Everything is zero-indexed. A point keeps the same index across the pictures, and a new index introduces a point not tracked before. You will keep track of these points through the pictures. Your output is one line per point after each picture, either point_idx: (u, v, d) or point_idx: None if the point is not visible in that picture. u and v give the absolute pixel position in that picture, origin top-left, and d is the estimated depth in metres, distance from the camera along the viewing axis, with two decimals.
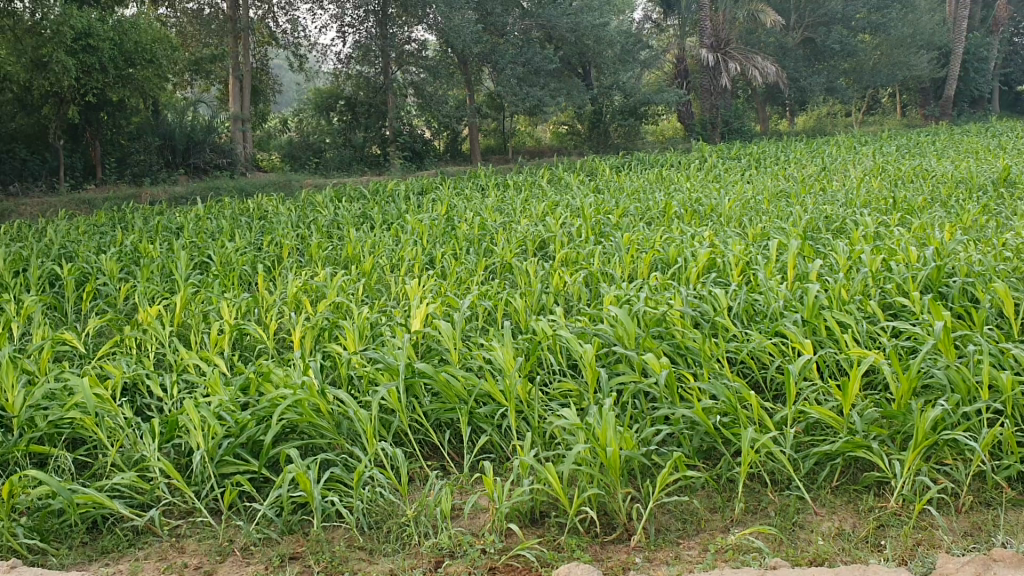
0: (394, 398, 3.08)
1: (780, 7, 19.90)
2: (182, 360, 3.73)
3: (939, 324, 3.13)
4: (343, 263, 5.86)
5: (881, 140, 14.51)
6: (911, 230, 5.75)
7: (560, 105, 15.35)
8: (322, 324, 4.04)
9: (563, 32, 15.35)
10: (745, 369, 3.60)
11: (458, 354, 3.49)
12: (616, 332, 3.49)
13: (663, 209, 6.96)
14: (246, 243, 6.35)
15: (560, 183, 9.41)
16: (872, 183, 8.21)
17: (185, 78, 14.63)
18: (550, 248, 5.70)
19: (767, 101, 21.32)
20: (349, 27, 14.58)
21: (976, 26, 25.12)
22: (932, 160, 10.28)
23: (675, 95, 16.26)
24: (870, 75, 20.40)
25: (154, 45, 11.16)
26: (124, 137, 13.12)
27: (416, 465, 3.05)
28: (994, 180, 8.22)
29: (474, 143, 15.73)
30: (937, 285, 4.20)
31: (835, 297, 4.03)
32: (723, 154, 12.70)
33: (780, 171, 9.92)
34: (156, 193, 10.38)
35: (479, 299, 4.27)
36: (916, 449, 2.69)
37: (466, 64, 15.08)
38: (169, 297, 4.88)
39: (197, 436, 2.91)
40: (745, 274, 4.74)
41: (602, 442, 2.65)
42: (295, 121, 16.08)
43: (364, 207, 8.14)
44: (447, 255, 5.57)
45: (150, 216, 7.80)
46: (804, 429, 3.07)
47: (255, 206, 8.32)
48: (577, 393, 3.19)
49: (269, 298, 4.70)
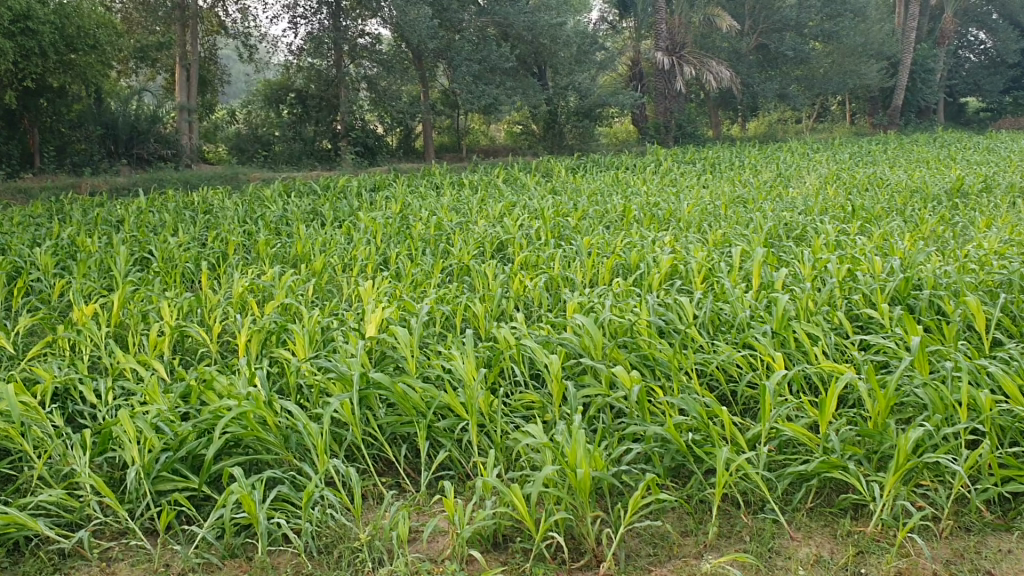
0: (348, 411, 2.89)
1: (735, 12, 19.96)
2: (118, 365, 3.49)
3: (916, 339, 3.04)
4: (292, 261, 5.64)
5: (834, 147, 14.59)
6: (871, 239, 5.69)
7: (516, 104, 15.22)
8: (270, 327, 3.82)
9: (519, 31, 15.08)
10: (713, 382, 3.48)
11: (416, 363, 3.31)
12: (580, 341, 3.34)
13: (622, 213, 6.85)
14: (190, 239, 6.09)
15: (516, 183, 9.28)
16: (829, 191, 8.20)
17: (129, 65, 14.20)
18: (508, 251, 5.54)
19: (720, 106, 21.41)
20: (302, 17, 14.29)
21: (923, 38, 25.50)
22: (885, 169, 10.33)
23: (630, 98, 16.36)
24: (822, 82, 20.58)
25: (98, 30, 10.89)
26: (64, 124, 12.70)
27: (369, 482, 2.86)
28: (947, 191, 8.26)
29: (427, 140, 15.51)
30: (905, 297, 4.11)
31: (802, 308, 3.93)
32: (678, 157, 12.69)
33: (735, 176, 9.90)
34: (96, 183, 10.02)
35: (437, 303, 4.08)
36: (897, 472, 2.57)
37: (420, 59, 14.76)
38: (107, 295, 4.61)
39: (132, 450, 2.69)
40: (707, 281, 4.62)
41: (572, 463, 2.49)
42: (244, 113, 15.71)
43: (315, 203, 7.90)
44: (402, 256, 5.38)
45: (89, 208, 7.47)
46: (776, 447, 2.95)
47: (201, 199, 8.02)
48: (541, 407, 3.03)
49: (213, 297, 4.46)
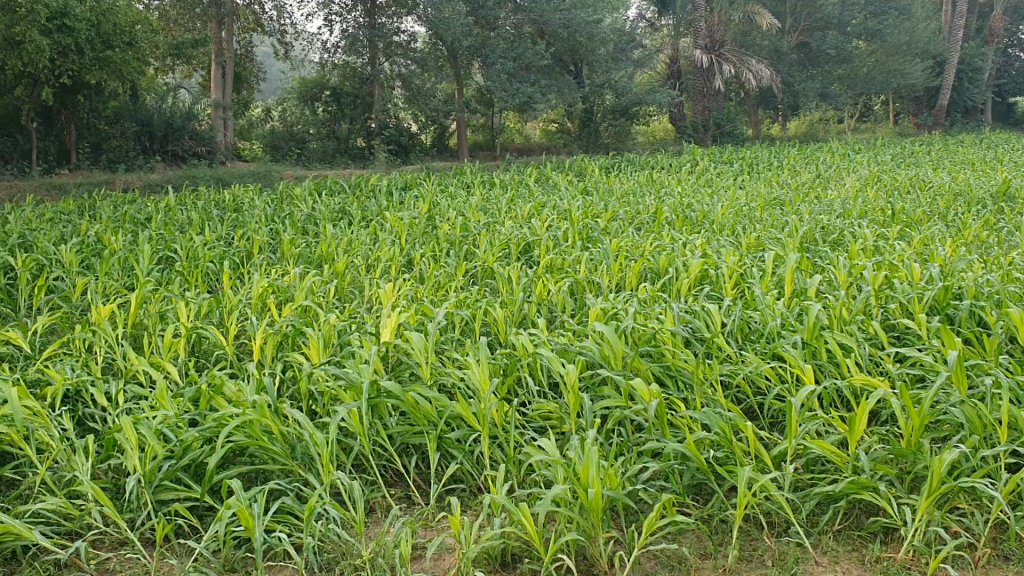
0: (356, 421, 2.80)
1: (775, 9, 19.66)
2: (130, 367, 3.43)
3: (954, 354, 2.88)
4: (316, 262, 5.57)
5: (877, 148, 14.25)
6: (910, 244, 5.50)
7: (550, 103, 15.04)
8: (286, 330, 3.74)
9: (555, 28, 14.90)
10: (740, 394, 3.34)
11: (430, 370, 3.22)
12: (600, 350, 3.23)
13: (653, 214, 6.69)
14: (215, 238, 6.04)
15: (548, 183, 9.14)
16: (868, 194, 7.98)
17: (165, 62, 14.27)
18: (535, 253, 5.43)
19: (760, 105, 21.07)
20: (337, 14, 14.30)
21: (971, 35, 24.97)
22: (928, 171, 10.05)
23: (668, 97, 16.15)
24: (864, 82, 20.20)
25: (133, 29, 10.95)
26: (103, 122, 12.77)
27: (377, 495, 2.77)
28: (992, 194, 8.00)
29: (462, 138, 15.46)
30: (944, 307, 3.94)
31: (835, 317, 3.78)
32: (714, 157, 12.47)
33: (773, 177, 9.69)
34: (130, 180, 10.08)
35: (457, 308, 3.98)
36: (931, 496, 2.42)
37: (455, 58, 14.67)
38: (125, 295, 4.56)
39: (133, 458, 2.62)
40: (738, 287, 4.47)
41: (583, 481, 2.36)
42: (279, 110, 15.70)
43: (343, 202, 7.84)
44: (426, 257, 5.29)
45: (118, 205, 7.47)
46: (803, 465, 2.82)
47: (230, 197, 8.00)
48: (557, 419, 2.92)
49: (233, 297, 4.39)
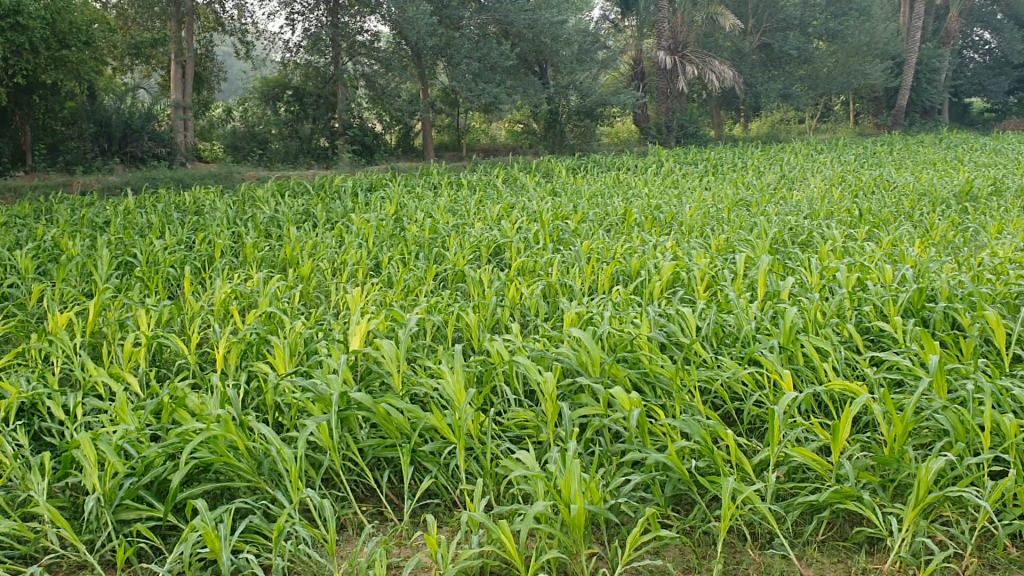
0: (325, 434, 2.70)
1: (737, 10, 19.73)
2: (88, 379, 3.30)
3: (936, 359, 2.85)
4: (280, 266, 5.45)
5: (839, 148, 14.35)
6: (880, 245, 5.50)
7: (516, 103, 14.98)
8: (250, 338, 3.62)
9: (519, 29, 14.81)
10: (717, 401, 3.29)
11: (402, 379, 3.13)
12: (576, 356, 3.16)
13: (622, 216, 6.65)
14: (176, 242, 5.89)
15: (515, 184, 9.08)
16: (834, 194, 8.00)
17: (124, 62, 14.01)
18: (505, 255, 5.35)
19: (722, 106, 21.19)
20: (299, 14, 14.13)
21: (928, 37, 25.30)
22: (891, 170, 10.12)
23: (632, 97, 16.17)
24: (825, 82, 20.38)
25: (90, 27, 10.70)
26: (59, 122, 12.51)
27: (348, 511, 2.68)
28: (956, 194, 8.06)
29: (426, 139, 15.32)
30: (919, 310, 3.91)
31: (810, 320, 3.73)
32: (680, 158, 12.49)
33: (738, 177, 9.71)
34: (88, 182, 9.86)
35: (427, 314, 3.89)
36: (918, 506, 2.37)
37: (420, 57, 14.52)
38: (83, 302, 4.41)
39: (92, 476, 2.50)
40: (711, 289, 4.42)
41: (565, 497, 2.29)
42: (240, 110, 15.43)
43: (308, 203, 7.72)
44: (395, 261, 5.19)
45: (77, 208, 7.29)
46: (784, 474, 2.77)
47: (191, 198, 7.84)
48: (533, 429, 2.84)
49: (195, 304, 4.27)
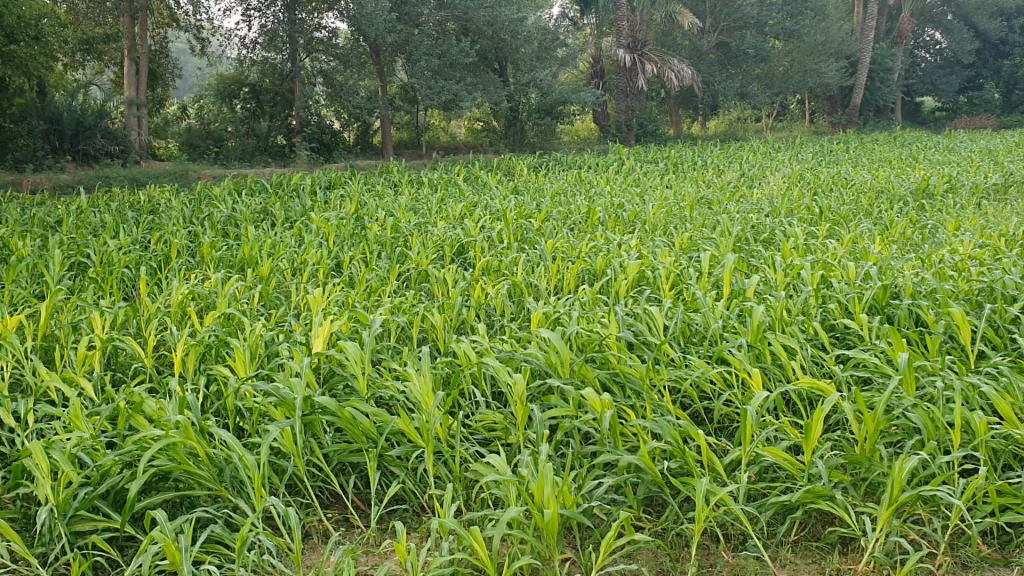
0: (289, 439, 2.62)
1: (696, 9, 19.82)
2: (40, 385, 3.18)
3: (905, 356, 2.85)
4: (238, 265, 5.33)
5: (796, 146, 14.48)
6: (841, 242, 5.52)
7: (476, 101, 14.93)
8: (209, 340, 3.53)
9: (479, 26, 14.72)
10: (686, 401, 3.26)
11: (367, 382, 3.06)
12: (544, 357, 3.12)
13: (585, 214, 6.62)
14: (130, 242, 5.74)
15: (476, 182, 9.03)
16: (794, 192, 8.05)
17: (75, 58, 13.69)
18: (469, 254, 5.29)
19: (681, 104, 21.29)
20: (256, 10, 13.97)
21: (881, 37, 25.66)
22: (849, 168, 10.22)
23: (591, 95, 16.19)
24: (782, 82, 20.59)
25: (39, 21, 10.39)
26: (8, 120, 12.17)
27: (313, 518, 2.61)
28: (912, 191, 8.16)
29: (386, 137, 15.18)
30: (883, 307, 3.92)
31: (777, 318, 3.72)
32: (640, 156, 12.51)
33: (699, 176, 9.73)
34: (38, 180, 9.61)
35: (391, 314, 3.81)
36: (891, 506, 2.36)
37: (378, 54, 14.39)
38: (34, 304, 4.26)
39: (45, 487, 2.40)
40: (677, 288, 4.40)
41: (538, 502, 2.24)
42: (195, 108, 15.09)
43: (266, 202, 7.59)
44: (356, 260, 5.10)
45: (27, 207, 7.07)
46: (757, 473, 2.74)
47: (146, 198, 7.66)
48: (502, 431, 2.79)
49: (151, 306, 4.15)
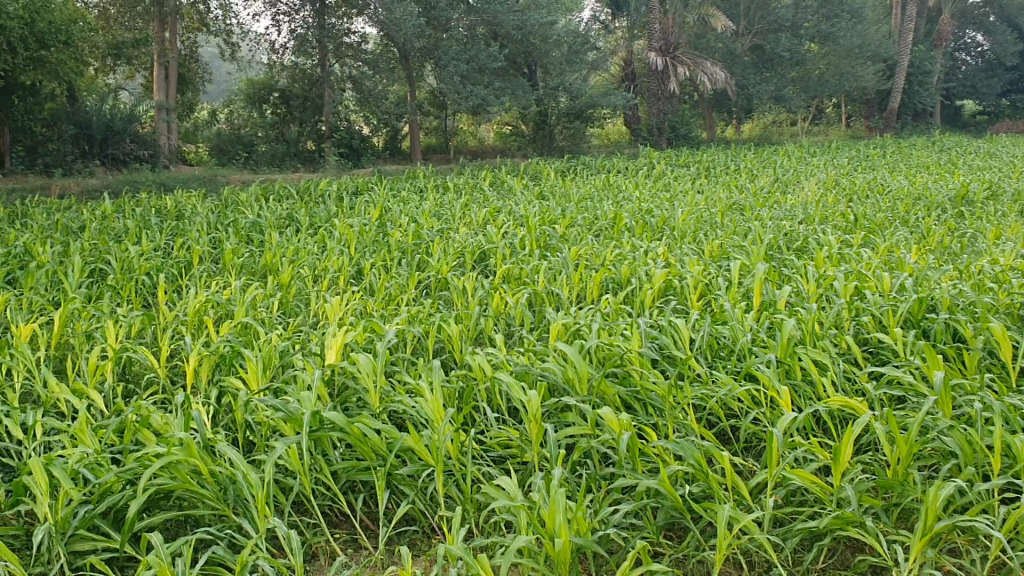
0: (295, 457, 2.54)
1: (729, 11, 19.58)
2: (49, 395, 3.12)
3: (940, 375, 2.71)
4: (260, 272, 5.27)
5: (833, 151, 14.22)
6: (876, 251, 5.36)
7: (505, 105, 14.79)
8: (223, 350, 3.45)
9: (508, 30, 14.64)
10: (711, 418, 3.14)
11: (379, 396, 2.97)
12: (562, 372, 3.02)
13: (612, 221, 6.50)
14: (153, 248, 5.71)
15: (503, 187, 8.95)
16: (828, 198, 7.87)
17: (107, 63, 13.81)
18: (491, 261, 5.20)
19: (714, 108, 21.06)
20: (285, 15, 13.98)
21: (920, 39, 25.24)
22: (885, 174, 10.00)
23: (623, 99, 16.00)
24: (817, 84, 20.31)
25: (70, 26, 10.47)
26: (39, 124, 12.32)
27: (319, 538, 2.52)
28: (952, 198, 7.92)
29: (414, 141, 15.13)
30: (919, 321, 3.77)
31: (808, 331, 3.57)
32: (671, 160, 12.36)
33: (731, 181, 9.57)
34: (67, 184, 9.68)
35: (409, 325, 3.72)
36: (926, 535, 2.21)
37: (407, 59, 14.39)
38: (51, 312, 4.22)
39: (43, 505, 2.33)
40: (704, 299, 4.27)
41: (550, 529, 2.13)
42: (225, 114, 15.29)
43: (291, 207, 7.58)
44: (377, 268, 5.03)
45: (53, 212, 7.09)
46: (783, 496, 2.62)
47: (172, 203, 7.64)
48: (517, 449, 2.69)
49: (168, 314, 4.09)
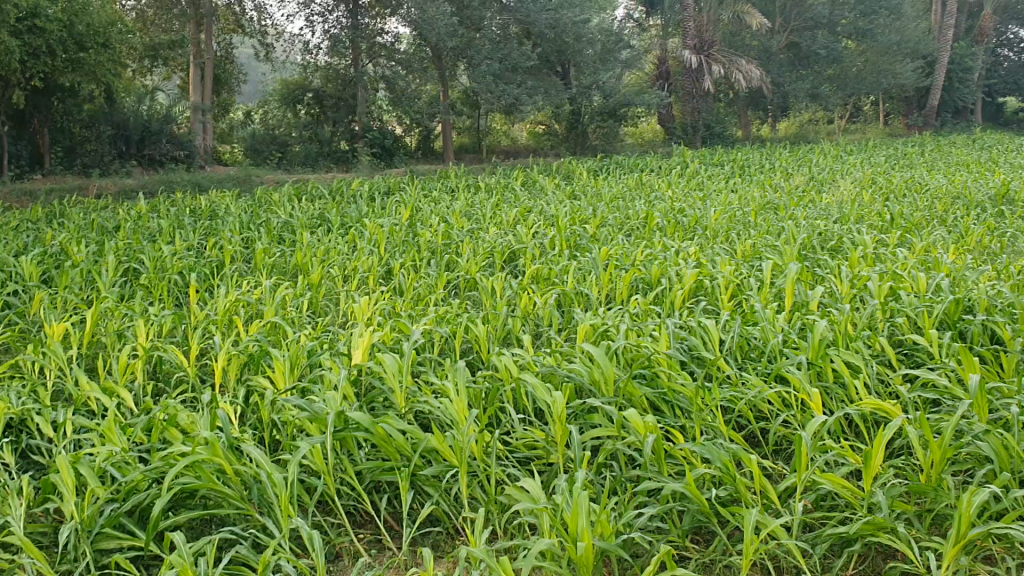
0: (319, 457, 2.54)
1: (765, 9, 19.41)
2: (79, 394, 3.15)
3: (976, 378, 2.64)
4: (291, 272, 5.30)
5: (870, 149, 14.02)
6: (913, 251, 5.26)
7: (538, 104, 14.73)
8: (251, 349, 3.47)
9: (541, 29, 14.62)
10: (740, 420, 3.10)
11: (405, 397, 2.96)
12: (589, 374, 2.99)
13: (644, 220, 6.45)
14: (186, 247, 5.76)
15: (535, 186, 8.92)
16: (864, 197, 7.76)
17: (144, 64, 13.98)
18: (520, 261, 5.18)
19: (749, 106, 20.88)
20: (319, 15, 14.08)
21: (961, 35, 24.85)
22: (923, 173, 9.85)
23: (657, 98, 15.90)
24: (855, 82, 20.07)
25: (108, 28, 10.62)
26: (77, 125, 12.52)
27: (344, 539, 2.51)
28: (991, 197, 7.76)
29: (447, 141, 15.14)
30: (955, 322, 3.69)
31: (841, 332, 3.51)
32: (705, 159, 12.26)
33: (765, 180, 9.47)
34: (104, 185, 9.80)
35: (436, 325, 3.71)
36: (959, 542, 2.16)
37: (440, 58, 14.41)
38: (84, 311, 4.26)
39: (70, 503, 2.36)
40: (736, 299, 4.22)
41: (573, 533, 2.10)
42: (260, 114, 15.55)
43: (323, 207, 7.62)
44: (406, 268, 5.04)
45: (90, 212, 7.19)
46: (814, 501, 2.57)
47: (205, 203, 7.71)
48: (543, 451, 2.67)
49: (199, 313, 4.12)
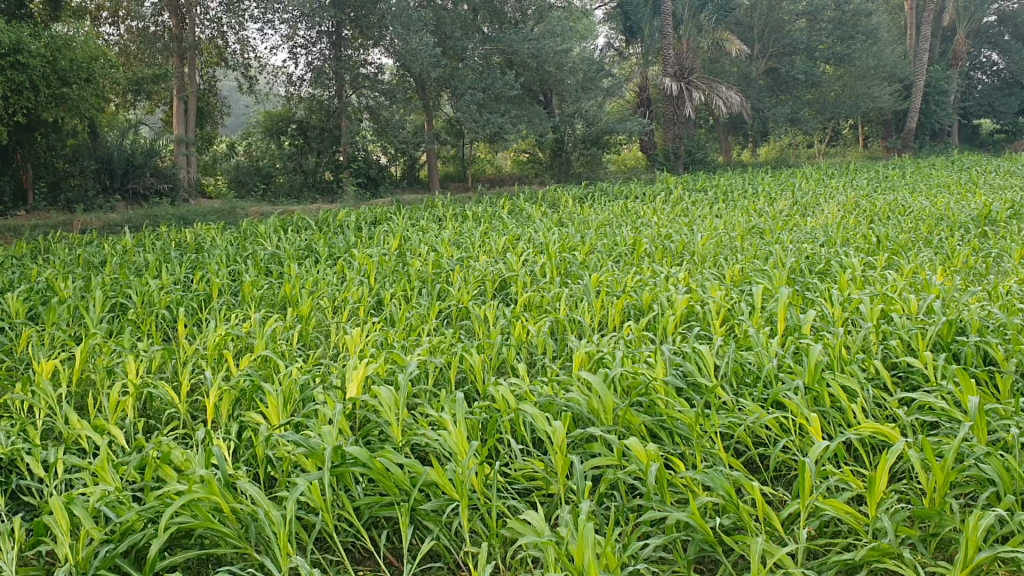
0: (317, 493, 2.49)
1: (743, 36, 19.63)
2: (70, 432, 3.10)
3: (975, 400, 2.64)
4: (279, 304, 5.27)
5: (851, 172, 14.12)
6: (901, 273, 5.27)
7: (521, 132, 14.82)
8: (243, 385, 3.43)
9: (524, 58, 14.64)
10: (739, 446, 3.09)
11: (402, 429, 2.94)
12: (587, 403, 2.98)
13: (631, 247, 6.47)
14: (173, 281, 5.72)
15: (521, 214, 8.91)
16: (850, 219, 7.83)
17: (127, 98, 13.95)
18: (512, 289, 5.18)
19: (730, 131, 21.05)
20: (302, 47, 14.09)
21: (936, 58, 25.16)
22: (906, 194, 9.92)
23: (639, 125, 16.03)
24: (833, 106, 20.15)
25: (90, 63, 10.56)
26: (61, 160, 12.46)
27: None
28: (973, 217, 7.84)
29: (432, 170, 15.20)
30: (948, 344, 3.69)
31: (835, 355, 3.50)
32: (689, 185, 12.32)
33: (750, 204, 9.51)
34: (89, 219, 9.75)
35: (429, 355, 3.69)
36: (967, 566, 2.13)
37: (423, 89, 14.56)
38: (72, 347, 4.20)
39: (64, 545, 2.31)
40: (727, 324, 4.22)
41: (579, 564, 2.08)
42: (243, 146, 15.53)
43: (310, 237, 7.59)
44: (397, 298, 5.02)
45: (74, 247, 7.12)
46: (817, 527, 2.55)
47: (191, 236, 7.67)
48: (543, 482, 2.65)
49: (188, 347, 4.08)
